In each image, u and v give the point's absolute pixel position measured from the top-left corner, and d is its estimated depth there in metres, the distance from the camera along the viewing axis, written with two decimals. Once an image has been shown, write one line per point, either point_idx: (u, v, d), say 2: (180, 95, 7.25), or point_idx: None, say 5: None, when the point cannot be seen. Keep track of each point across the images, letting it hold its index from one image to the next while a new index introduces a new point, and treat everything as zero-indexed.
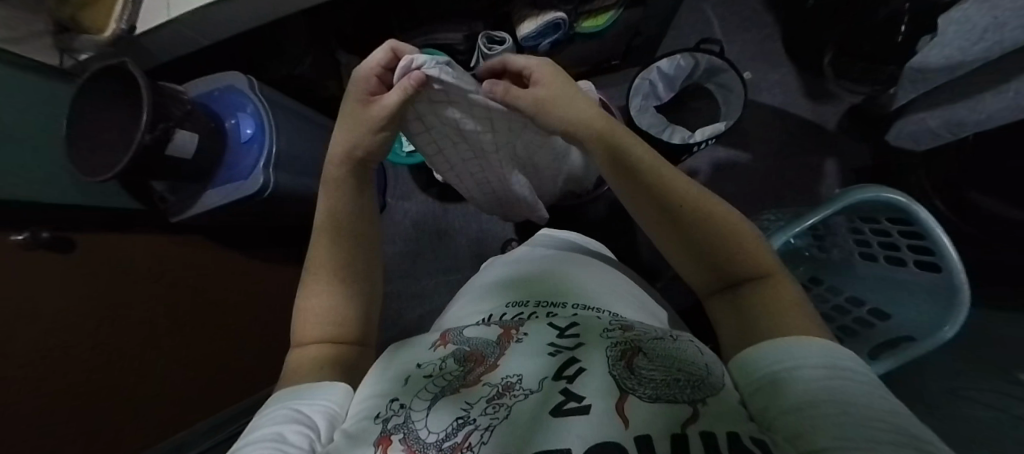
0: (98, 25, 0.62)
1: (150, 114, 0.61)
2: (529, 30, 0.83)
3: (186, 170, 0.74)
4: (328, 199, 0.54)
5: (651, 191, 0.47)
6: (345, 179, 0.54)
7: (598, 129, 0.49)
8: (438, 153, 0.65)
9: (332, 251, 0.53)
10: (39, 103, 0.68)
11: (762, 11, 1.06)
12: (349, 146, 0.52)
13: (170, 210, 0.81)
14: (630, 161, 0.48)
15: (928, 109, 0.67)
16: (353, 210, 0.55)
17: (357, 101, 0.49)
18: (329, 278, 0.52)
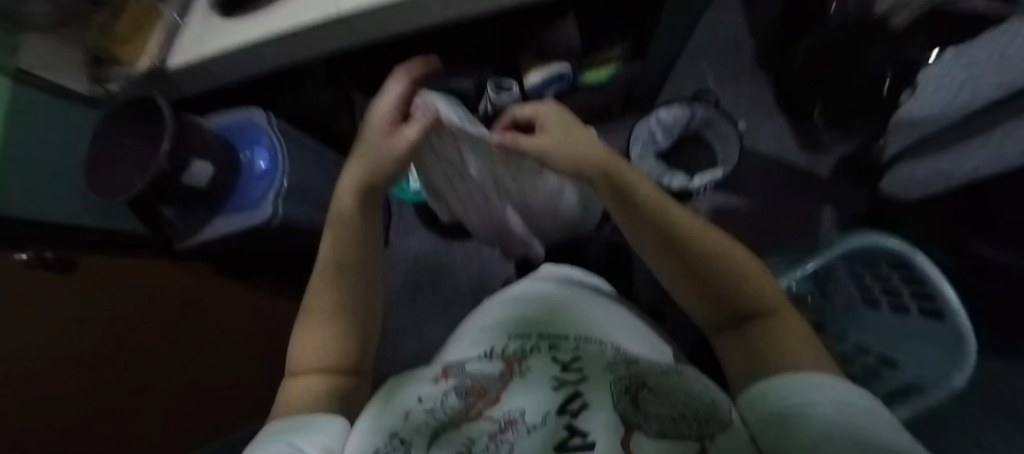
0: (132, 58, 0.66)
1: (172, 143, 0.64)
2: (535, 80, 0.87)
3: (199, 198, 0.76)
4: (337, 233, 0.55)
5: (654, 227, 0.48)
6: (356, 214, 0.55)
7: (603, 167, 0.51)
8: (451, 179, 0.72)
9: (333, 287, 0.53)
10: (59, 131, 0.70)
11: (754, 67, 1.12)
12: (362, 181, 0.53)
13: (177, 237, 0.82)
14: (634, 196, 0.49)
15: (920, 160, 0.69)
16: (357, 244, 0.55)
17: (370, 141, 0.51)
18: (331, 314, 0.52)
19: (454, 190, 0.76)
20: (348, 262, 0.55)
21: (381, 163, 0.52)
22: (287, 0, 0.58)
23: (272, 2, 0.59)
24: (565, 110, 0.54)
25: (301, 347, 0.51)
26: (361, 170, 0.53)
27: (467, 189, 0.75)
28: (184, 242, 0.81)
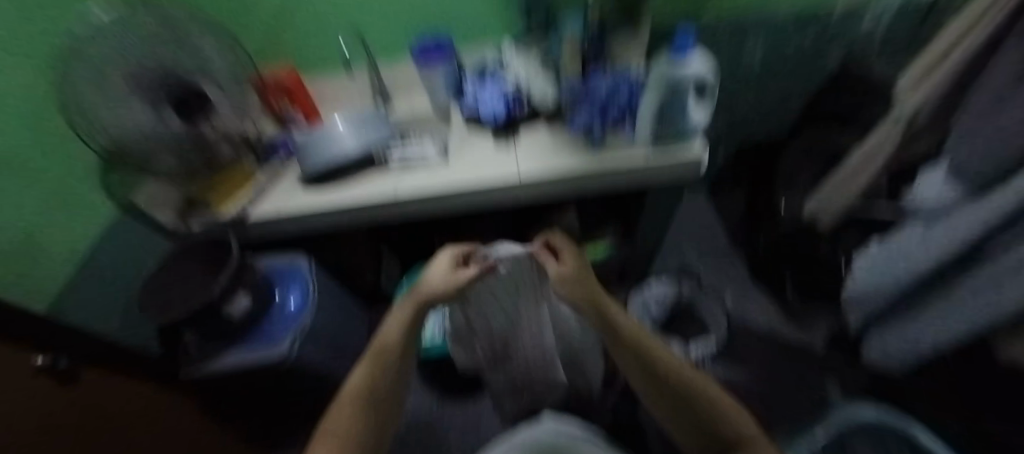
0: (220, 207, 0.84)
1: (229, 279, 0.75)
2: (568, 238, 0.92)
3: (226, 329, 0.79)
4: (381, 345, 0.61)
5: (645, 360, 0.57)
6: (403, 329, 0.62)
7: (602, 305, 0.60)
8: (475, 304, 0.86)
9: (366, 385, 0.58)
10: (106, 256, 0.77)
11: (728, 251, 1.27)
12: (418, 305, 0.62)
13: (184, 365, 0.80)
14: (629, 333, 0.58)
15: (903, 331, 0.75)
16: (397, 354, 0.60)
17: (433, 278, 0.64)
18: (360, 409, 0.56)
19: (479, 338, 0.91)
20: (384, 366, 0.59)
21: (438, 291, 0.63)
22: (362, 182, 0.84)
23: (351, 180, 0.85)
24: (577, 254, 0.67)
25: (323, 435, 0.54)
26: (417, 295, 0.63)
27: (488, 320, 0.89)
28: (190, 371, 0.80)
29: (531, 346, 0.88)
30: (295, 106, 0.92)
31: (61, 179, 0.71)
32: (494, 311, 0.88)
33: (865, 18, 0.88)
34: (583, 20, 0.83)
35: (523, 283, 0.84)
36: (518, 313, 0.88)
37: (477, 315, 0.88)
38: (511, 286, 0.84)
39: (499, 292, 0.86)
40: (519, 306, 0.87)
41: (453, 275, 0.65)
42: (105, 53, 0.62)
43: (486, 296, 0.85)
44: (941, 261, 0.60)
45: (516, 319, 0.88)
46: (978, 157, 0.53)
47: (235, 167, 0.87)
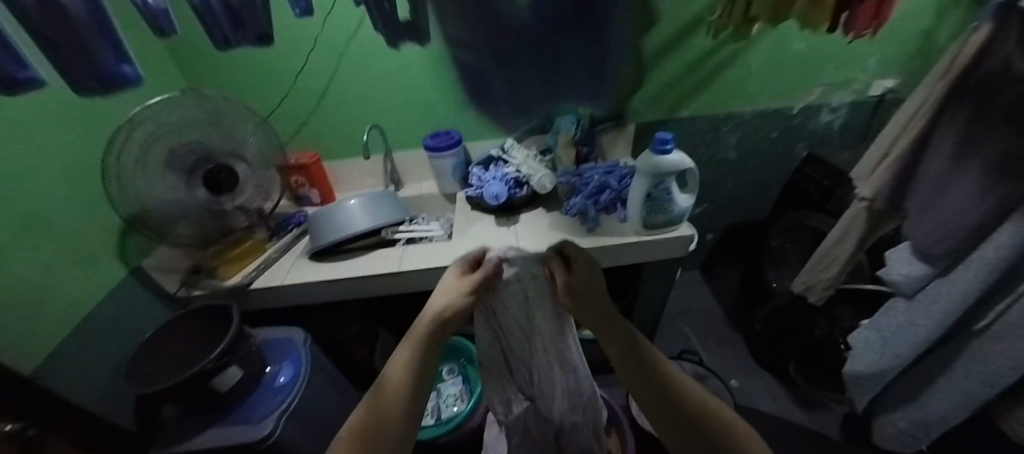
0: (228, 275, 0.86)
1: (225, 347, 0.72)
2: None
3: (209, 402, 0.75)
4: (387, 391, 0.47)
5: (668, 408, 0.45)
6: (412, 371, 0.48)
7: (615, 348, 0.49)
8: (489, 350, 0.59)
9: (376, 442, 0.43)
10: (108, 305, 0.77)
11: (730, 332, 1.24)
12: (424, 340, 0.49)
13: (157, 441, 0.75)
14: (647, 381, 0.46)
15: (925, 402, 0.72)
16: (407, 401, 0.46)
17: (437, 306, 0.51)
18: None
19: (495, 396, 0.63)
20: (394, 420, 0.45)
21: (449, 325, 0.51)
22: (367, 257, 0.90)
23: (358, 256, 0.90)
24: (590, 268, 0.52)
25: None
26: (426, 326, 0.50)
27: (510, 379, 0.62)
28: (156, 452, 0.73)
29: (571, 396, 0.64)
30: (312, 187, 1.00)
31: (86, 240, 0.73)
32: (515, 342, 0.58)
33: (823, 112, 1.05)
34: (577, 118, 0.95)
35: (536, 290, 0.56)
36: (553, 353, 0.60)
37: (489, 354, 0.60)
38: (522, 301, 0.56)
39: (511, 300, 0.56)
40: (542, 329, 0.58)
41: (462, 296, 0.52)
42: (162, 137, 0.74)
43: (497, 305, 0.56)
44: (943, 328, 0.63)
45: (552, 355, 0.60)
46: (934, 237, 0.59)
47: (246, 237, 0.92)
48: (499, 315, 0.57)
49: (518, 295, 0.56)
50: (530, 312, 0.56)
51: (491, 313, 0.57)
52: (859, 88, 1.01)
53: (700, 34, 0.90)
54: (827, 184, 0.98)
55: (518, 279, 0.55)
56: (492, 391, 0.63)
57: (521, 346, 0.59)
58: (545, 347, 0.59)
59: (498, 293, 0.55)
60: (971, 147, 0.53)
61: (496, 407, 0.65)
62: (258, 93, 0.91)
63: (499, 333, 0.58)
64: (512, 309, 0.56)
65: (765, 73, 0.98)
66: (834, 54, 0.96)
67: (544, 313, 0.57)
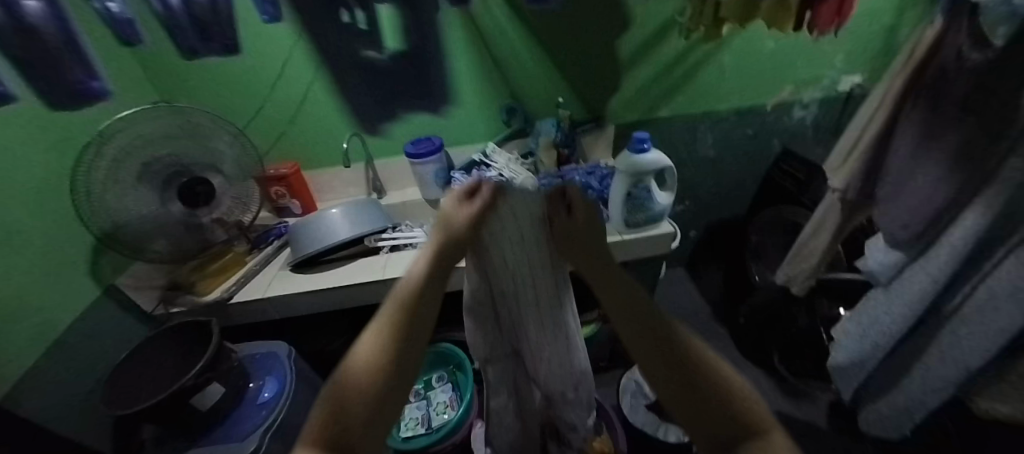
0: (206, 290, 0.84)
1: (204, 363, 0.71)
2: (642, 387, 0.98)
3: (192, 422, 0.73)
4: (378, 330, 0.43)
5: (659, 351, 0.41)
6: (406, 311, 0.44)
7: (610, 294, 0.46)
8: (479, 296, 0.56)
9: (366, 384, 0.40)
10: (79, 324, 0.74)
11: (717, 327, 1.25)
12: (418, 280, 0.46)
13: None
14: (640, 327, 0.43)
15: (903, 384, 0.74)
16: (398, 342, 0.43)
17: (430, 245, 0.48)
18: (343, 429, 0.38)
19: (485, 352, 0.61)
20: (384, 360, 0.41)
21: (445, 264, 0.48)
22: (351, 266, 0.89)
23: (342, 264, 0.90)
24: (591, 215, 0.48)
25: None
26: (422, 263, 0.47)
27: (500, 334, 0.60)
28: None
29: (565, 370, 0.60)
30: (293, 197, 0.99)
31: (56, 257, 0.71)
32: (506, 290, 0.54)
33: (795, 108, 1.08)
34: (557, 121, 0.96)
35: (531, 234, 0.51)
36: (547, 315, 0.56)
37: (481, 304, 0.57)
38: (514, 246, 0.51)
39: (503, 243, 0.51)
40: (535, 279, 0.53)
41: (455, 234, 0.48)
42: (138, 149, 0.73)
43: (489, 251, 0.52)
44: (916, 314, 0.65)
45: (545, 318, 0.56)
46: (901, 221, 0.61)
47: (225, 251, 0.90)
48: (492, 262, 0.52)
49: (511, 238, 0.51)
50: (522, 260, 0.52)
51: (481, 258, 0.52)
52: (828, 85, 1.05)
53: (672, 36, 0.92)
54: (801, 178, 1.03)
55: (512, 220, 0.50)
56: (484, 345, 0.60)
57: (512, 299, 0.55)
58: (535, 302, 0.55)
59: (490, 236, 0.51)
60: (931, 138, 0.55)
61: (489, 367, 0.62)
62: (235, 104, 0.89)
63: (492, 280, 0.54)
64: (505, 253, 0.51)
65: (738, 72, 1.00)
66: (802, 53, 0.99)
67: (537, 261, 0.52)
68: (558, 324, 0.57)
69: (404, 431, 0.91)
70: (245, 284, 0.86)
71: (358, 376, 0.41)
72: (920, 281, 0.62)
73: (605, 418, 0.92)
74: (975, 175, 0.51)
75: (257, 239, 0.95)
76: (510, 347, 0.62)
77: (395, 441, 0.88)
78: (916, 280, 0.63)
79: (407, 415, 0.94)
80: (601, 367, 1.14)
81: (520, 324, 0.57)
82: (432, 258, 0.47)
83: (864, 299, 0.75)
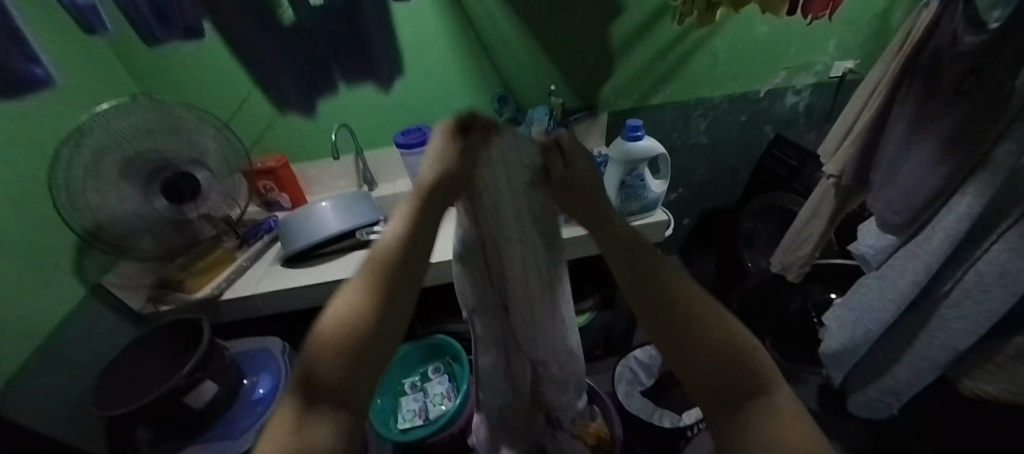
0: (195, 287, 0.83)
1: (196, 362, 0.70)
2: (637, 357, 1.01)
3: (187, 421, 0.72)
4: (367, 275, 0.38)
5: (659, 302, 0.38)
6: (398, 252, 0.39)
7: (608, 242, 0.42)
8: (470, 244, 0.51)
9: (355, 333, 0.35)
10: (68, 325, 0.73)
11: None
12: (410, 222, 0.41)
13: None
14: (640, 277, 0.39)
15: (893, 367, 0.75)
16: (390, 286, 0.37)
17: (422, 185, 0.43)
18: (332, 384, 0.33)
19: (476, 305, 0.56)
20: (374, 305, 0.36)
21: (438, 206, 0.43)
22: (342, 260, 0.88)
23: (334, 258, 0.88)
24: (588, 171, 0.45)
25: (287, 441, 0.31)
26: (413, 205, 0.42)
27: (492, 294, 0.55)
28: None
29: (559, 362, 0.61)
30: (281, 191, 0.97)
31: (39, 258, 0.69)
32: (498, 248, 0.49)
33: (788, 94, 1.08)
34: (549, 109, 0.94)
35: (527, 180, 0.47)
36: (543, 310, 0.54)
37: (474, 253, 0.51)
38: (510, 194, 0.47)
39: (495, 193, 0.46)
40: (530, 233, 0.49)
41: (449, 174, 0.43)
42: (119, 145, 0.71)
43: (482, 199, 0.47)
44: (908, 300, 0.65)
45: (540, 313, 0.54)
46: (896, 206, 0.61)
47: (213, 248, 0.89)
48: (482, 212, 0.48)
49: (505, 187, 0.46)
50: (517, 213, 0.47)
51: (472, 204, 0.48)
52: (822, 70, 1.04)
53: (666, 22, 0.91)
54: (794, 164, 1.01)
55: (505, 167, 0.46)
56: (475, 299, 0.55)
57: (506, 258, 0.50)
58: (530, 263, 0.50)
59: (482, 180, 0.46)
60: (925, 124, 0.55)
61: (480, 326, 0.58)
62: (222, 97, 0.87)
63: (484, 231, 0.49)
64: (498, 203, 0.47)
65: (732, 58, 0.99)
66: (796, 38, 0.98)
67: (532, 214, 0.48)
68: (555, 314, 0.55)
69: (402, 423, 0.91)
70: (235, 281, 0.85)
71: (343, 323, 0.35)
72: (915, 266, 0.62)
73: (601, 405, 0.93)
74: (967, 161, 0.52)
75: (246, 233, 0.93)
76: (504, 329, 0.59)
77: (392, 433, 0.88)
78: (914, 264, 0.62)
79: (405, 407, 0.95)
80: (596, 355, 1.15)
81: (516, 316, 0.55)
82: (424, 199, 0.42)
83: (858, 284, 0.75)
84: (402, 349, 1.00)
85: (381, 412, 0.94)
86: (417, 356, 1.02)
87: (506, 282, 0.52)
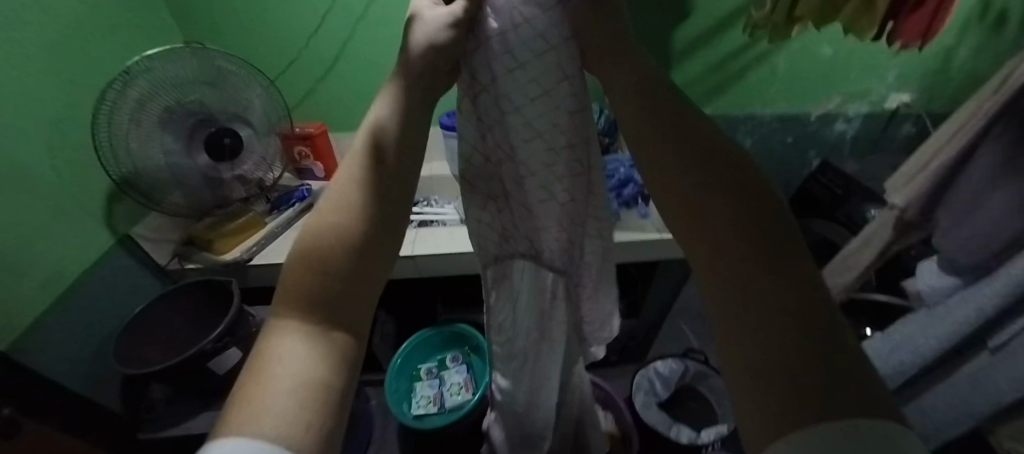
0: (223, 249, 0.80)
1: (225, 327, 0.68)
2: (660, 367, 0.99)
3: (210, 387, 0.70)
4: (355, 160, 0.25)
5: (692, 170, 0.22)
6: (401, 135, 0.26)
7: (636, 86, 0.26)
8: (474, 162, 0.37)
9: (335, 233, 0.23)
10: (89, 269, 0.71)
11: None
12: (402, 100, 0.27)
13: (150, 423, 0.70)
14: (685, 151, 0.22)
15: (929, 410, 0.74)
16: (394, 174, 0.25)
17: (421, 40, 0.28)
18: (328, 298, 0.21)
19: (501, 253, 0.42)
20: (371, 199, 0.24)
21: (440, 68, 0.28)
22: None
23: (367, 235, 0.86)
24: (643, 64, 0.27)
25: (258, 376, 0.18)
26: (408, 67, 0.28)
27: (517, 237, 0.41)
28: (148, 436, 0.69)
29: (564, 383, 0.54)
30: (316, 160, 0.91)
31: (66, 199, 0.67)
32: (507, 167, 0.36)
33: (838, 122, 1.00)
34: (602, 108, 0.91)
35: (559, 58, 0.30)
36: (567, 298, 0.46)
37: (482, 176, 0.38)
38: (530, 83, 0.31)
39: (503, 67, 0.30)
40: (559, 161, 0.35)
41: (452, 40, 0.28)
42: (160, 93, 0.69)
43: (490, 74, 0.31)
44: (949, 342, 0.59)
45: (568, 299, 0.46)
46: (965, 250, 0.54)
47: (243, 211, 0.84)
48: (492, 100, 0.33)
49: (524, 63, 0.30)
50: (535, 115, 0.32)
51: (478, 98, 0.33)
52: (876, 99, 0.97)
53: (732, 31, 0.87)
54: (840, 192, 0.94)
55: (527, 23, 0.29)
56: (499, 244, 0.42)
57: (519, 184, 0.37)
58: (571, 224, 0.39)
59: (488, 37, 0.30)
60: (1003, 182, 0.49)
61: (492, 286, 0.45)
62: (269, 57, 0.84)
63: (496, 141, 0.35)
64: (512, 90, 0.31)
65: (790, 77, 0.94)
66: (855, 63, 0.92)
67: (566, 118, 0.33)
68: (585, 298, 0.46)
69: (415, 408, 0.90)
70: (266, 246, 0.81)
71: (339, 217, 0.23)
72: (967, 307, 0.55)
73: (619, 411, 0.92)
74: None
75: (276, 200, 0.87)
76: (534, 310, 0.45)
77: (407, 418, 0.88)
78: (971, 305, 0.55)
79: (420, 392, 0.93)
80: (610, 362, 1.13)
81: (545, 292, 0.44)
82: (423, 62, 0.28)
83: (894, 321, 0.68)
84: (425, 332, 0.98)
85: (396, 394, 0.92)
86: (437, 343, 1.00)
87: (521, 224, 0.40)
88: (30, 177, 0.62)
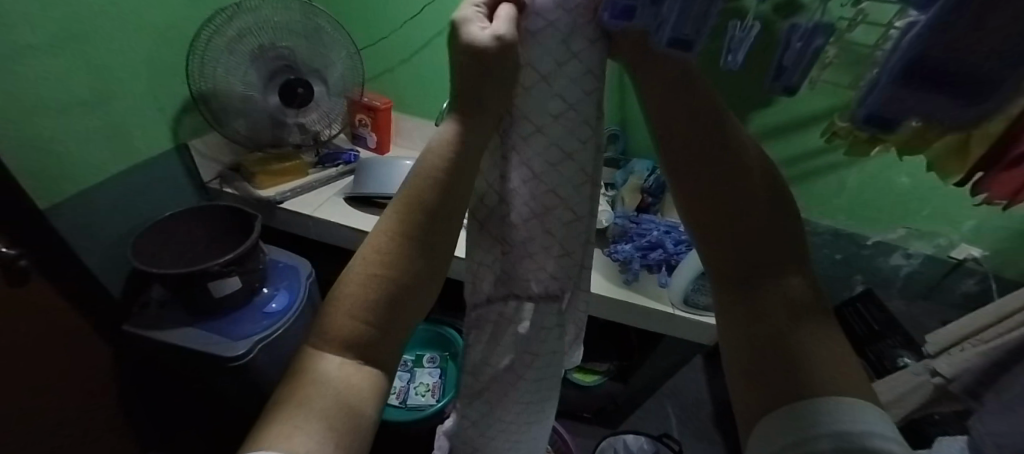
0: (262, 184, 0.86)
1: (236, 255, 0.70)
2: (631, 441, 0.94)
3: (200, 303, 0.72)
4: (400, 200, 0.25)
5: (753, 322, 0.23)
6: (446, 186, 0.25)
7: (703, 205, 0.26)
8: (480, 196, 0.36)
9: (366, 279, 0.24)
10: (135, 161, 0.79)
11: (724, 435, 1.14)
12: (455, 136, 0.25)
13: (135, 319, 0.73)
14: (742, 292, 0.24)
15: None
16: (417, 229, 0.24)
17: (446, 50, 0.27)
18: (364, 343, 0.24)
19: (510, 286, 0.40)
20: (406, 242, 0.24)
21: (487, 94, 0.26)
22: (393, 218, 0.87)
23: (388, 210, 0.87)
24: (678, 119, 0.26)
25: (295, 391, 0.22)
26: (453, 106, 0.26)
27: (528, 273, 0.39)
28: (131, 327, 0.72)
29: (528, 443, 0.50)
30: (372, 131, 0.96)
31: (135, 97, 0.76)
32: (517, 199, 0.35)
33: (894, 255, 0.91)
34: (652, 166, 0.91)
35: (589, 82, 0.30)
36: (561, 350, 0.44)
37: (495, 222, 0.37)
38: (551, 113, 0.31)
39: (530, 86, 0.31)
40: (565, 197, 0.35)
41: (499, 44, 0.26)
42: (258, 33, 0.75)
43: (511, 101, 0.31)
44: None
45: (559, 350, 0.44)
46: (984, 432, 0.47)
47: (293, 156, 0.90)
48: (509, 136, 0.32)
49: (558, 79, 0.30)
50: (569, 132, 0.32)
51: None
52: (943, 244, 0.86)
53: (809, 132, 0.81)
54: (875, 327, 0.86)
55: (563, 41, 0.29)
56: (489, 283, 0.40)
57: (530, 217, 0.35)
58: (564, 266, 0.38)
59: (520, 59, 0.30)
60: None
61: (485, 323, 0.42)
62: (367, 27, 0.91)
63: (513, 180, 0.34)
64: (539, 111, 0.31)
65: (857, 198, 0.88)
66: (933, 201, 0.83)
67: (584, 158, 0.33)
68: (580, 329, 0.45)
69: None
70: (301, 194, 0.88)
71: (352, 271, 0.24)
72: None
73: None
74: None
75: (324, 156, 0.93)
76: (529, 340, 0.42)
77: None
78: None
79: None
80: (584, 419, 1.08)
81: (539, 341, 0.43)
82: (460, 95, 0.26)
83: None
84: None
85: None
86: (419, 337, 0.99)
87: (533, 260, 0.38)
88: (110, 71, 0.71)
